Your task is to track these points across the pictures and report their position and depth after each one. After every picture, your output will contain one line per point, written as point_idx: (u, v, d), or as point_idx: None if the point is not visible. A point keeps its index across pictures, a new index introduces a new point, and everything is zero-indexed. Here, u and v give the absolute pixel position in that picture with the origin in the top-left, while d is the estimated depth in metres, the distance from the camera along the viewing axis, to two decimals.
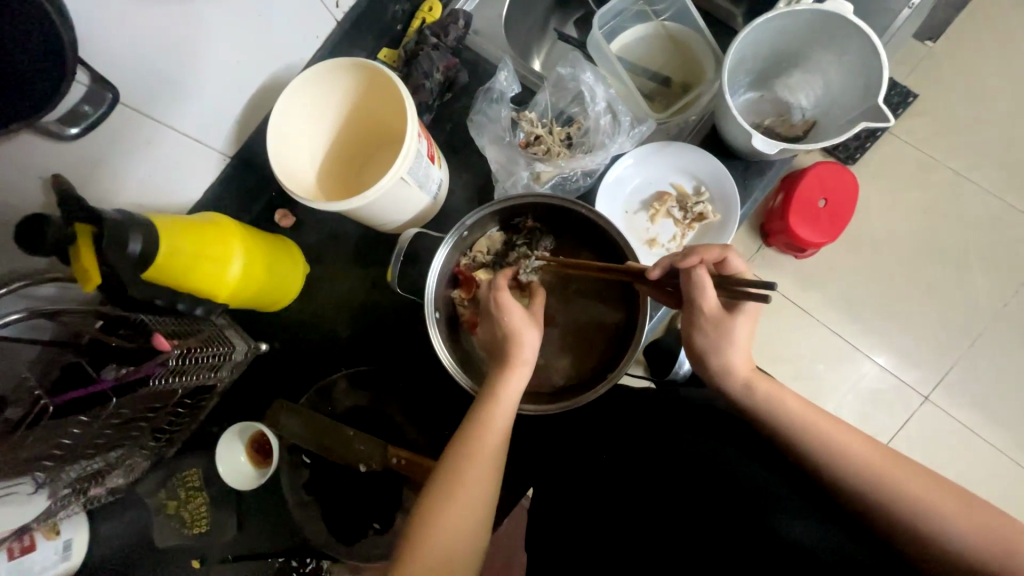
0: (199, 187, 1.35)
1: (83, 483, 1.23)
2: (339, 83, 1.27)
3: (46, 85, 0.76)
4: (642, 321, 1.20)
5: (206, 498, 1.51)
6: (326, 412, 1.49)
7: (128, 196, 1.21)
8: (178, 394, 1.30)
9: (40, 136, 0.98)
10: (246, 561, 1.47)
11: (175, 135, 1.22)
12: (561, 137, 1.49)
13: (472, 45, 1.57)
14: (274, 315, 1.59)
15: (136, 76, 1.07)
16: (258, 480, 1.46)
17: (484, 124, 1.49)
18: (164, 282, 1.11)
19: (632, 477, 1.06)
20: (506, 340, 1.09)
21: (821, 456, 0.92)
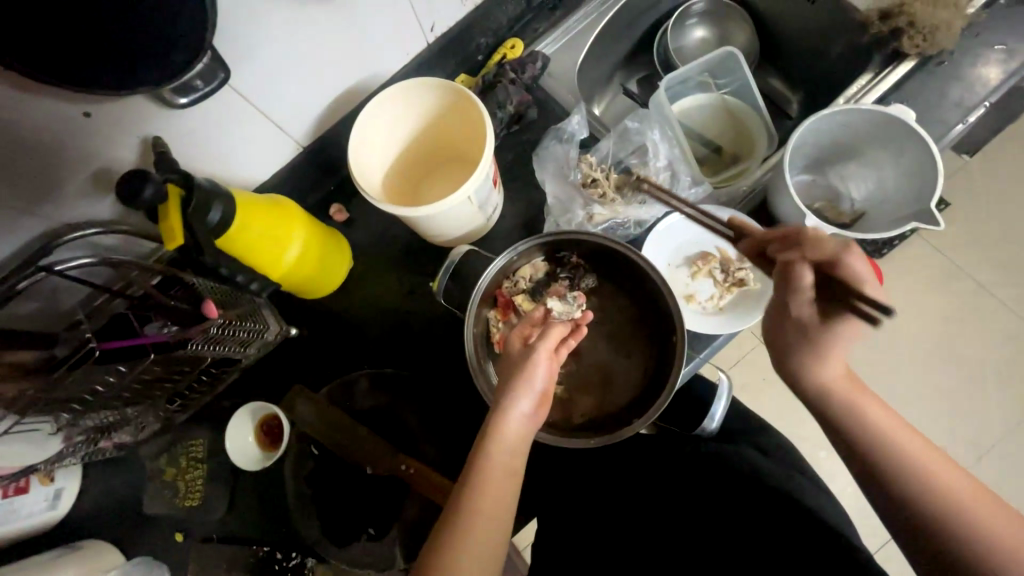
0: (395, 74, 0.85)
1: (95, 433, 0.72)
2: (718, 128, 1.04)
3: (159, 65, 0.52)
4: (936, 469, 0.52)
5: (208, 472, 0.83)
6: (343, 410, 0.82)
7: (265, 83, 0.70)
8: (205, 364, 0.77)
9: (143, 99, 0.60)
10: (230, 547, 0.81)
11: (271, 129, 0.76)
12: (850, 213, 0.78)
13: (967, 47, 0.77)
14: (347, 287, 0.88)
15: (388, 29, 0.78)
16: (260, 463, 0.82)
17: (815, 142, 0.76)
18: (232, 254, 0.65)
19: (678, 519, 0.66)
20: (786, 353, 0.58)
21: (922, 488, 0.51)
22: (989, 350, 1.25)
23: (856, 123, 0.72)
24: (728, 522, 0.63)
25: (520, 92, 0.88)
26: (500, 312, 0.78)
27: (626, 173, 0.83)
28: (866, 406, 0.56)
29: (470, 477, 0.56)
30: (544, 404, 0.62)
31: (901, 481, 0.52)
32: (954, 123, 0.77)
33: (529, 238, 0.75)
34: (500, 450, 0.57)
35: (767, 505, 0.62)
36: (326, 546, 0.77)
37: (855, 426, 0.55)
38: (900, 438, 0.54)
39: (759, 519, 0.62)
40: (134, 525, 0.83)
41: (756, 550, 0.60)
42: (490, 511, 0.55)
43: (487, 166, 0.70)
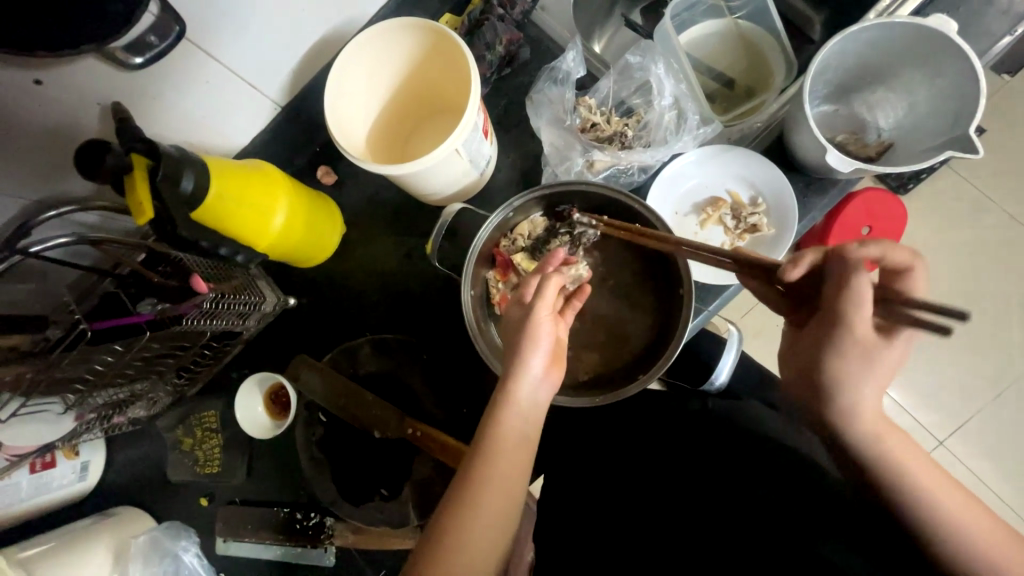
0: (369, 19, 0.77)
1: (107, 411, 0.73)
2: (734, 55, 0.96)
3: (102, 19, 0.46)
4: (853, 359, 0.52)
5: (223, 441, 0.85)
6: (347, 376, 0.81)
7: (228, 36, 0.63)
8: (206, 339, 0.76)
9: (94, 60, 0.55)
10: (252, 510, 0.84)
11: (242, 86, 0.70)
12: (876, 144, 0.70)
13: None
14: (343, 254, 0.86)
15: None
16: (274, 429, 0.82)
17: (842, 62, 0.68)
18: (216, 226, 0.62)
19: (687, 475, 0.65)
20: (826, 352, 0.53)
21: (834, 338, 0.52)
22: (1019, 288, 1.19)
23: (889, 36, 0.63)
24: (740, 478, 0.62)
25: (510, 29, 0.80)
26: (500, 272, 0.76)
27: (629, 116, 0.77)
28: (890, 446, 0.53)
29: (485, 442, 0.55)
30: (557, 367, 0.59)
31: (916, 515, 0.51)
32: (997, 36, 0.68)
33: (523, 192, 0.70)
34: (512, 416, 0.56)
35: (774, 456, 0.63)
36: (342, 506, 0.78)
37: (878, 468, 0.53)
38: (927, 482, 0.52)
39: (770, 470, 0.62)
40: (162, 493, 0.86)
41: (761, 501, 0.60)
42: (506, 472, 0.55)
43: (474, 114, 0.64)
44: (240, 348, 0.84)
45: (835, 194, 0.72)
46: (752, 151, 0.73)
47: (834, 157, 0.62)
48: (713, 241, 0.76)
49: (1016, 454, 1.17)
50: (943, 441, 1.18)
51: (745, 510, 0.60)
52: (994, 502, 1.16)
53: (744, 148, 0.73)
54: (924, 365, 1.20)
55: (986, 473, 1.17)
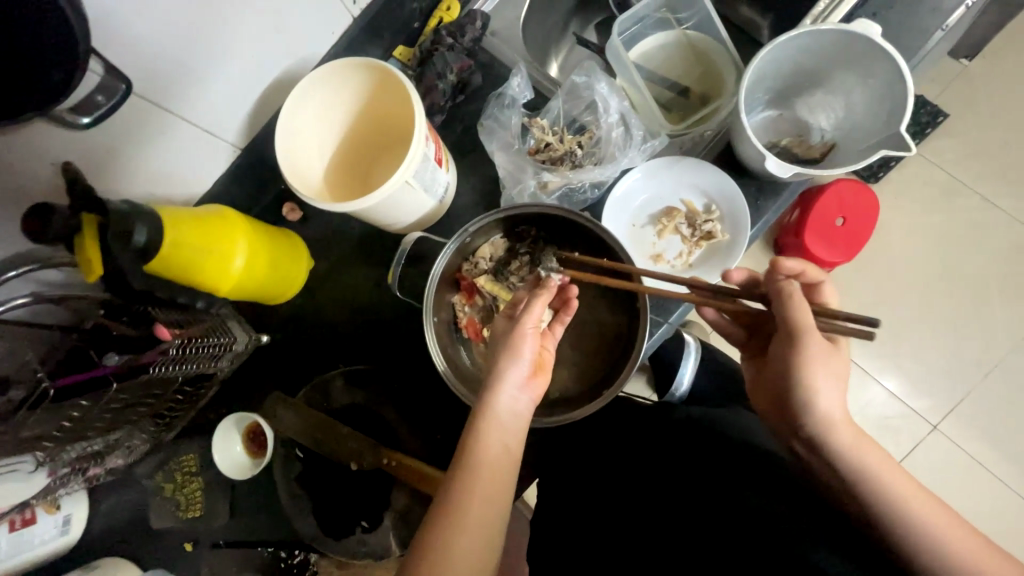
0: (321, 59, 0.80)
1: (83, 463, 0.73)
2: (685, 64, 0.98)
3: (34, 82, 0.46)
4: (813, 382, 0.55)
5: (204, 484, 0.85)
6: (321, 411, 0.81)
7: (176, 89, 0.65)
8: (178, 384, 0.76)
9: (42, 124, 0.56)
10: (238, 551, 0.83)
11: (198, 135, 0.72)
12: (821, 146, 0.72)
13: None
14: (314, 287, 0.87)
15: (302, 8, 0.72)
16: (255, 467, 0.82)
17: (780, 67, 0.69)
18: (171, 276, 0.62)
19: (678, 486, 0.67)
20: (787, 377, 0.57)
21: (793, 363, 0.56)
22: (993, 266, 1.21)
23: (821, 41, 0.64)
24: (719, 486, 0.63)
25: (460, 58, 0.83)
26: (465, 295, 0.77)
27: (580, 133, 0.79)
28: (862, 461, 0.54)
29: (467, 454, 0.55)
30: (537, 377, 0.61)
31: (906, 529, 0.51)
32: (927, 31, 0.71)
33: (478, 217, 0.71)
34: (494, 427, 0.57)
35: (745, 456, 0.64)
36: (324, 541, 0.78)
37: (852, 484, 0.54)
38: (899, 495, 0.52)
39: (746, 472, 0.63)
40: (146, 542, 0.85)
41: (740, 505, 0.60)
42: (488, 486, 0.54)
43: (421, 146, 0.65)
44: (214, 389, 0.84)
45: (785, 198, 0.73)
46: (699, 160, 0.74)
47: (772, 163, 0.63)
48: (671, 250, 0.77)
49: (1008, 432, 1.17)
50: (936, 425, 1.18)
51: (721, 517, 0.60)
52: (991, 482, 1.16)
53: (692, 158, 0.74)
54: (906, 350, 1.21)
55: (982, 453, 1.17)
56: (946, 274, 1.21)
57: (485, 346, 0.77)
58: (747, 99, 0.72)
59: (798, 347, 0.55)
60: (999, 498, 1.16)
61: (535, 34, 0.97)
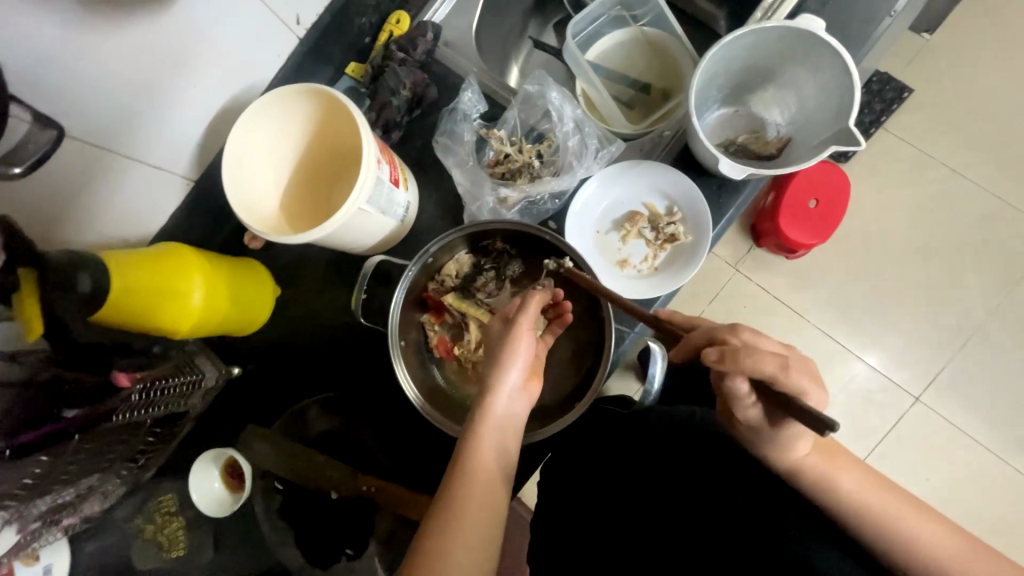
0: (270, 82, 0.78)
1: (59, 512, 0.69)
2: (643, 60, 0.97)
3: None
4: (749, 433, 0.54)
5: (186, 522, 0.84)
6: (297, 441, 0.80)
7: (115, 130, 0.64)
8: (147, 426, 0.75)
9: None
10: None
11: (144, 172, 0.70)
12: (778, 141, 0.72)
13: None
14: (284, 315, 0.85)
15: (241, 35, 0.69)
16: (236, 502, 0.81)
17: (730, 64, 0.69)
18: (120, 322, 0.62)
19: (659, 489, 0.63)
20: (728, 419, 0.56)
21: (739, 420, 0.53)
22: (966, 238, 1.22)
23: (767, 37, 0.64)
24: (699, 479, 0.60)
25: (413, 72, 0.82)
26: (434, 315, 0.77)
27: (540, 141, 0.78)
28: (829, 472, 0.53)
29: (467, 457, 0.55)
30: (533, 380, 0.61)
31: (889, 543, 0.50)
32: (878, 17, 0.70)
33: (438, 236, 0.70)
34: (492, 430, 0.57)
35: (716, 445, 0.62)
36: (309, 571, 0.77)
37: (823, 495, 0.53)
38: (868, 499, 0.52)
39: (719, 463, 0.61)
40: None
41: (721, 497, 0.58)
42: (489, 486, 0.55)
43: (373, 170, 0.64)
44: (186, 427, 0.83)
45: (748, 194, 0.73)
46: (658, 162, 0.74)
47: (726, 165, 0.64)
48: (636, 255, 0.77)
49: (988, 399, 1.19)
50: (918, 397, 1.20)
51: (714, 509, 0.57)
52: (975, 450, 1.19)
53: (650, 161, 0.74)
54: (885, 327, 1.22)
55: (964, 421, 1.19)
56: (919, 249, 1.23)
57: (457, 363, 0.77)
58: (700, 98, 0.71)
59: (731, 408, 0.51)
60: (982, 463, 1.18)
61: (493, 38, 0.96)
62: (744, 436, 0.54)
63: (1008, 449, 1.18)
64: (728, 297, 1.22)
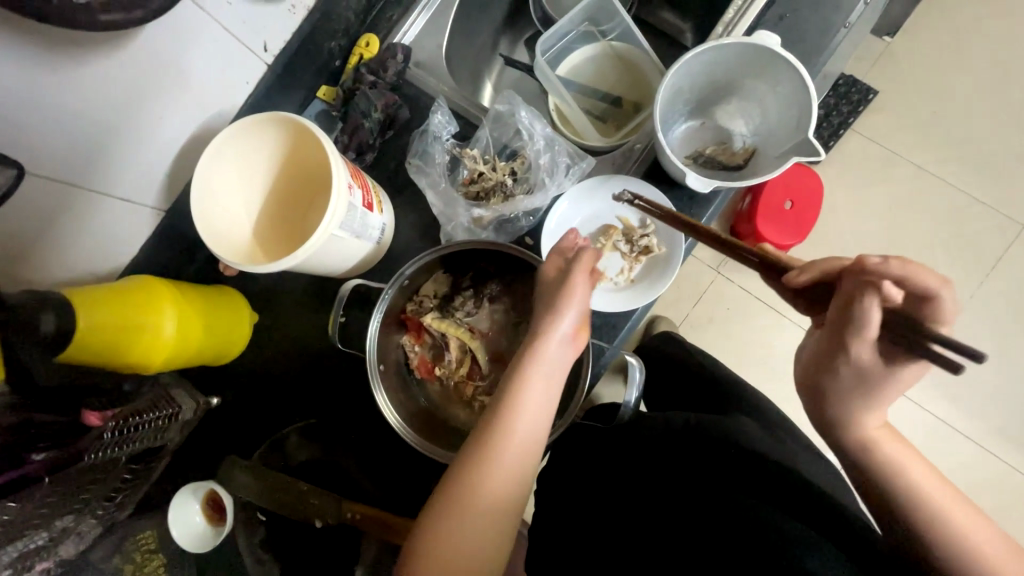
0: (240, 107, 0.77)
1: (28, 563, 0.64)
2: (610, 75, 0.99)
3: None
4: (848, 373, 0.51)
5: (167, 560, 0.81)
6: (279, 471, 0.79)
7: (79, 164, 0.63)
8: (123, 462, 0.73)
9: None
10: None
11: (110, 204, 0.69)
12: (743, 152, 0.73)
13: None
14: (263, 341, 0.85)
15: (207, 63, 0.69)
16: (217, 536, 0.78)
17: (695, 78, 0.70)
18: (89, 359, 0.61)
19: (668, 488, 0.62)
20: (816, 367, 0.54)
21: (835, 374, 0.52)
22: (937, 232, 1.26)
23: (728, 53, 0.66)
24: (687, 479, 0.62)
25: (384, 94, 0.82)
26: (413, 335, 0.76)
27: (513, 159, 0.79)
28: (895, 452, 0.54)
29: (506, 406, 0.55)
30: (580, 333, 0.60)
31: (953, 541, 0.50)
32: (834, 27, 0.73)
33: (413, 259, 0.69)
34: (537, 384, 0.56)
35: (709, 447, 0.64)
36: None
37: (888, 476, 0.53)
38: (938, 496, 0.52)
39: (709, 463, 0.63)
40: None
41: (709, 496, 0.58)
42: (525, 438, 0.54)
43: (344, 196, 0.64)
44: (163, 460, 0.81)
45: (716, 205, 0.74)
46: (630, 176, 0.75)
47: (692, 180, 0.66)
48: (613, 268, 0.77)
49: (968, 389, 1.22)
50: (901, 391, 1.22)
51: (705, 508, 0.57)
52: (959, 440, 1.21)
53: (621, 174, 0.75)
54: None
55: (946, 411, 1.22)
56: (893, 246, 1.26)
57: (439, 383, 0.77)
58: (667, 111, 0.73)
59: (840, 341, 0.49)
60: (966, 452, 1.21)
61: (466, 55, 0.96)
62: (840, 378, 0.52)
63: (991, 438, 1.21)
64: (711, 301, 1.23)
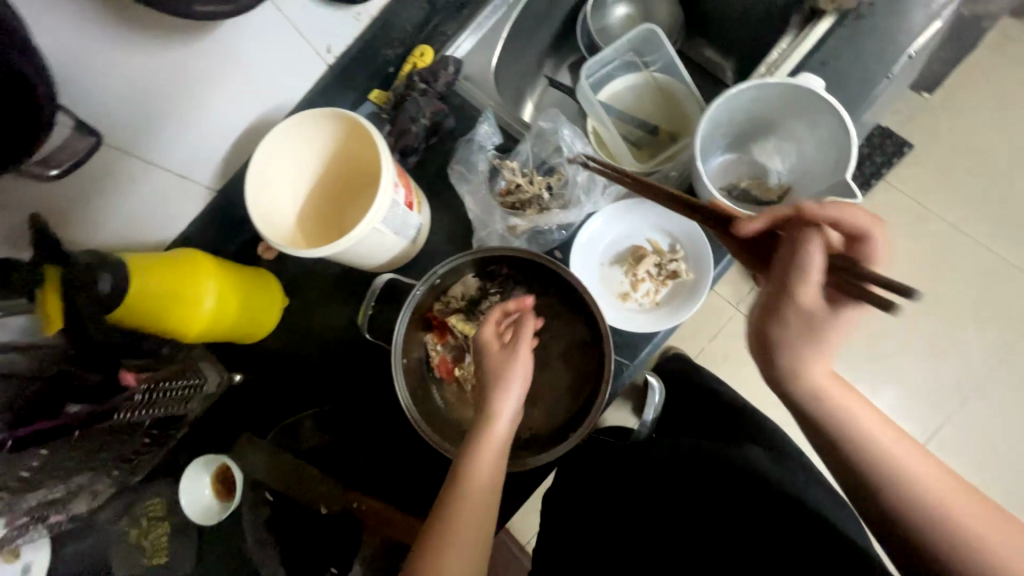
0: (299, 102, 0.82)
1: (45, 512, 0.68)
2: (648, 104, 1.02)
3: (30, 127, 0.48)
4: (787, 330, 0.47)
5: (172, 528, 0.82)
6: (291, 453, 0.80)
7: (149, 138, 0.68)
8: (145, 427, 0.75)
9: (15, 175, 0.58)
10: None
11: (169, 178, 0.73)
12: (778, 187, 0.75)
13: None
14: (290, 325, 0.87)
15: (276, 58, 0.74)
16: (225, 511, 0.81)
17: (736, 113, 0.72)
18: (134, 324, 0.64)
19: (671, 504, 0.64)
20: (759, 328, 0.49)
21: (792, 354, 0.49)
22: (965, 291, 1.24)
23: (772, 91, 0.68)
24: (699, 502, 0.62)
25: (434, 102, 0.86)
26: (437, 334, 0.78)
27: (550, 174, 0.80)
28: (845, 404, 0.50)
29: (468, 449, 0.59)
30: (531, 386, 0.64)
31: (938, 522, 0.47)
32: (876, 78, 0.75)
33: (447, 259, 0.72)
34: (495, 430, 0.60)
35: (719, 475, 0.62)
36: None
37: (863, 457, 0.50)
38: (916, 471, 0.49)
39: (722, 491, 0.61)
40: None
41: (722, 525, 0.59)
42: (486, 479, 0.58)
43: (390, 192, 0.67)
44: (181, 430, 0.83)
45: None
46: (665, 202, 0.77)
47: None
48: (639, 288, 0.78)
49: (988, 455, 1.18)
50: None
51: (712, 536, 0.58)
52: None
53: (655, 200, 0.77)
54: (884, 375, 1.23)
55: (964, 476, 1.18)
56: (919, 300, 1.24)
57: (457, 385, 0.78)
58: (707, 142, 0.74)
59: (783, 292, 0.46)
60: None
61: (513, 73, 1.01)
62: (783, 338, 0.47)
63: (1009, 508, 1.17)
64: (729, 336, 1.22)
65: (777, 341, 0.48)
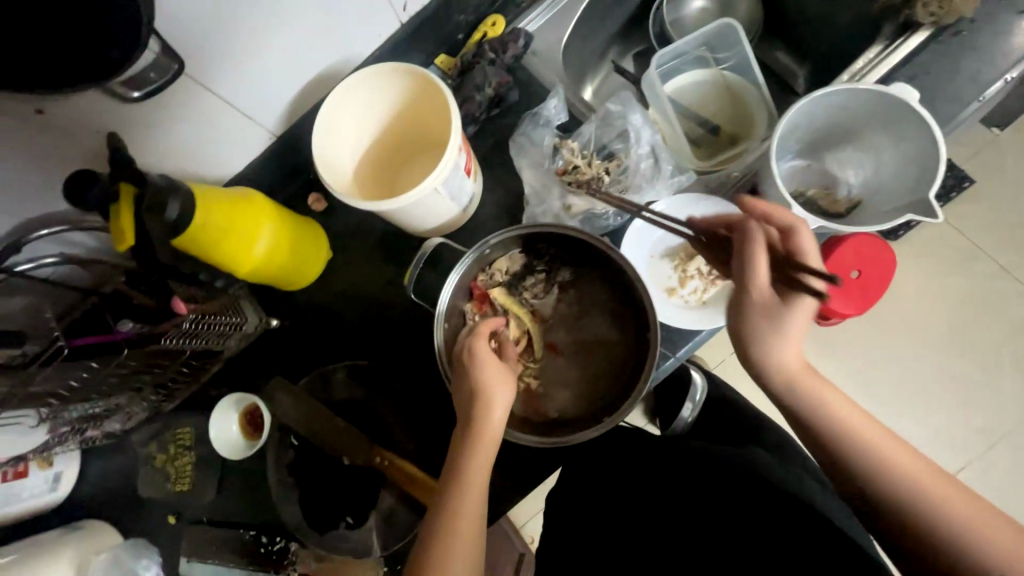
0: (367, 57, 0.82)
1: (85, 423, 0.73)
2: (713, 102, 0.99)
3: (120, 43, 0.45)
4: (780, 340, 0.56)
5: (196, 459, 0.84)
6: (320, 402, 0.82)
7: (223, 73, 0.68)
8: (184, 358, 0.76)
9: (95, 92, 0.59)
10: (219, 534, 0.81)
11: (235, 116, 0.73)
12: (847, 201, 0.73)
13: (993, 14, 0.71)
14: (330, 279, 0.88)
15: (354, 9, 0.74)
16: (249, 450, 0.83)
17: (815, 118, 0.70)
18: (193, 253, 0.64)
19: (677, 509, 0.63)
20: (753, 339, 0.57)
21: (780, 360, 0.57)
22: (1010, 337, 1.19)
23: (859, 98, 0.65)
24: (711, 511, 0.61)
25: (500, 73, 0.85)
26: (476, 305, 0.76)
27: (609, 159, 0.79)
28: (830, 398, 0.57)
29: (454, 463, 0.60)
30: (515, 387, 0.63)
31: (929, 518, 0.51)
32: (967, 99, 0.71)
33: (500, 230, 0.71)
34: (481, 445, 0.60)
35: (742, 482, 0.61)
36: (308, 533, 0.78)
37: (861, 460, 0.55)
38: (916, 476, 0.53)
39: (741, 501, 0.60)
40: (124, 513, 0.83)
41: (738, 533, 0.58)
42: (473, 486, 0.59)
43: (455, 154, 0.67)
44: (214, 367, 0.84)
45: None
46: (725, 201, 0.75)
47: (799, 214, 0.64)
48: (687, 285, 0.77)
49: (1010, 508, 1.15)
50: None
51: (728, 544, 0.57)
52: None
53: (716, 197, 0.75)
54: (914, 412, 1.19)
55: None
56: (960, 340, 1.20)
57: None
58: (779, 146, 0.72)
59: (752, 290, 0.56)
60: None
61: (578, 55, 0.99)
62: (768, 339, 0.56)
63: None
64: None
65: (755, 336, 0.57)
